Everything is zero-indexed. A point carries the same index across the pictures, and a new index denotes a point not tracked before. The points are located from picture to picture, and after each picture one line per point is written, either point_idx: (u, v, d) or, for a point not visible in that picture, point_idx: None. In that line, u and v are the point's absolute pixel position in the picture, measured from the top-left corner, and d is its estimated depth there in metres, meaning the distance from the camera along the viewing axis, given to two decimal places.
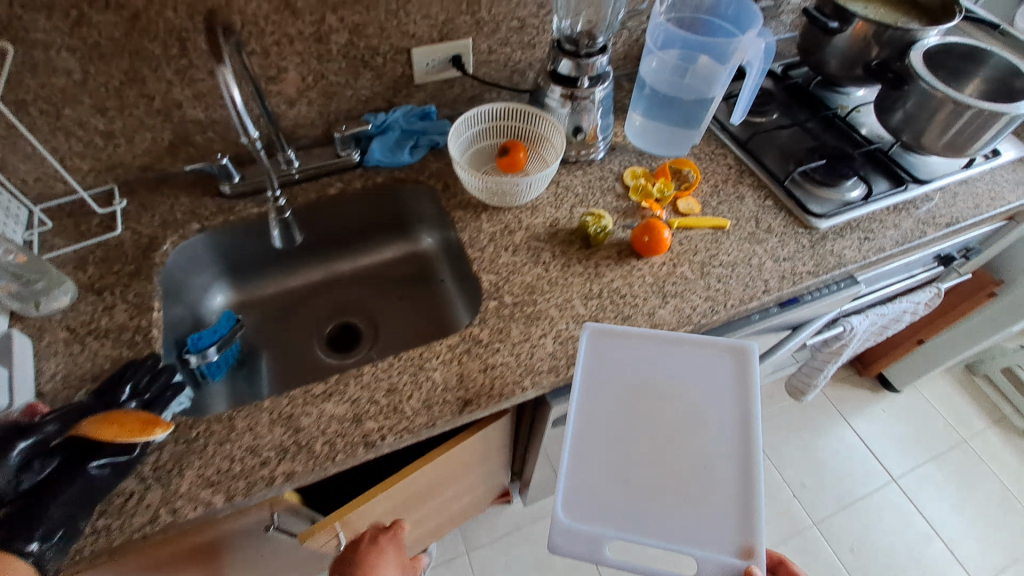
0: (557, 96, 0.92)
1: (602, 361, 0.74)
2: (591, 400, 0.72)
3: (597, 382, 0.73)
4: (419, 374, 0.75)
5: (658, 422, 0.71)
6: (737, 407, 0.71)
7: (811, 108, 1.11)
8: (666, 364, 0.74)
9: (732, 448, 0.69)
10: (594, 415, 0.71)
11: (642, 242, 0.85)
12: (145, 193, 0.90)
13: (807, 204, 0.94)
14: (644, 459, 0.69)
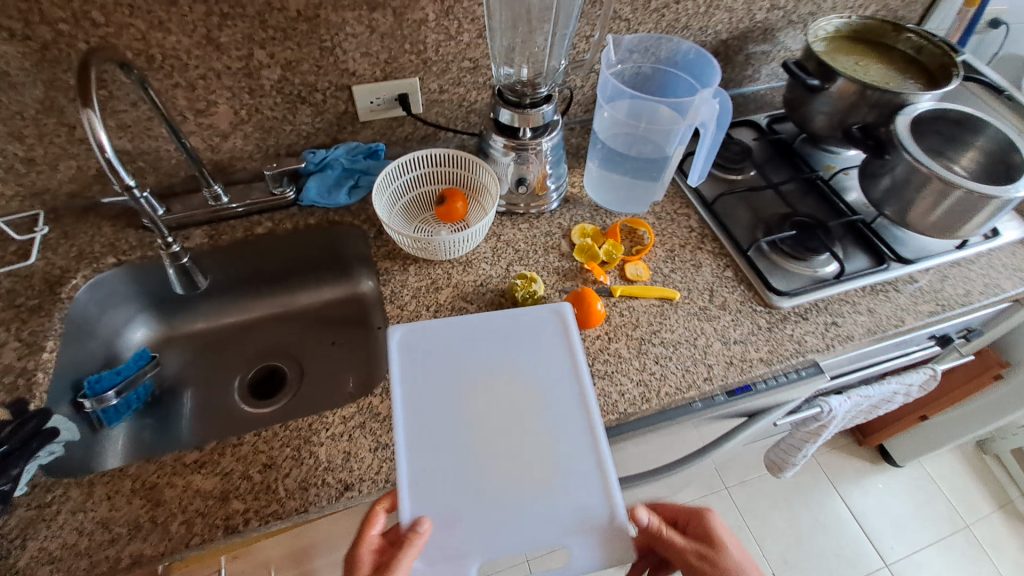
0: (499, 146, 0.85)
1: (428, 352, 0.69)
2: (414, 407, 0.65)
3: (423, 379, 0.67)
4: (302, 450, 0.67)
5: (491, 413, 0.66)
6: (566, 371, 0.69)
7: (792, 167, 1.03)
8: (485, 347, 0.70)
9: (569, 418, 0.66)
10: (422, 424, 0.64)
11: (571, 315, 0.78)
12: (70, 221, 0.89)
13: (772, 280, 0.85)
14: (485, 457, 0.63)
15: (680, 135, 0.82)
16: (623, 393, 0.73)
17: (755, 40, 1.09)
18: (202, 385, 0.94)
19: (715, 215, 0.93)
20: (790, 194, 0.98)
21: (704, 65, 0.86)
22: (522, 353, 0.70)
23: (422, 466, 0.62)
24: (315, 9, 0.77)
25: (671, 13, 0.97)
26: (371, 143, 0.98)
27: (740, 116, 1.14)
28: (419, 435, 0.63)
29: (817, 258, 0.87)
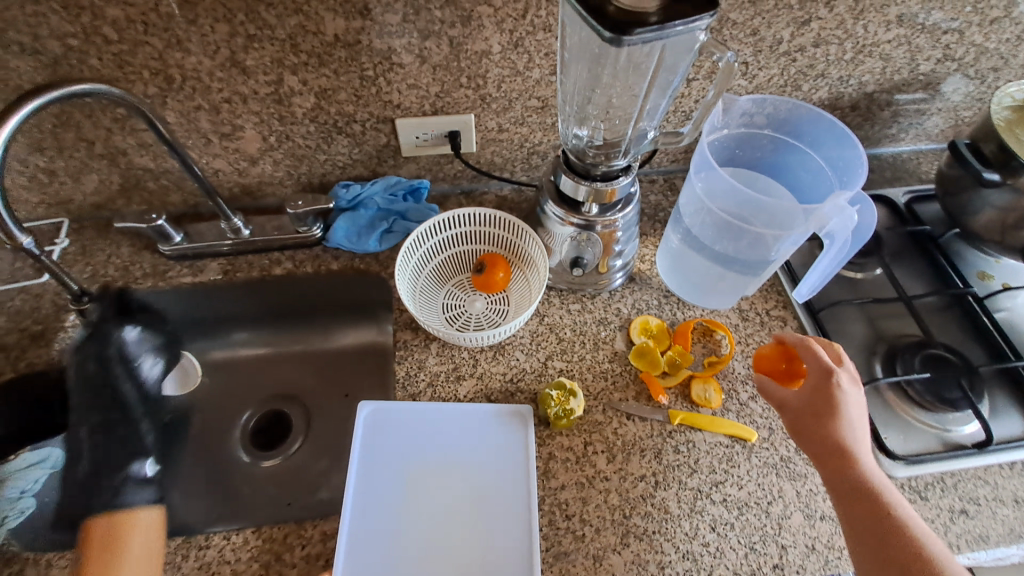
0: (555, 217, 0.70)
1: (384, 437, 0.65)
2: (368, 486, 0.62)
3: (370, 470, 0.63)
4: (272, 569, 0.58)
5: (439, 505, 0.61)
6: (518, 480, 0.63)
7: (928, 272, 0.81)
8: (447, 438, 0.66)
9: (509, 521, 0.60)
10: (372, 509, 0.61)
11: (775, 368, 0.67)
12: (92, 235, 0.83)
13: (888, 437, 0.66)
14: (422, 552, 0.58)
15: (792, 240, 0.64)
16: (663, 567, 0.58)
17: (912, 93, 0.84)
18: (202, 439, 0.82)
19: (823, 330, 0.73)
20: (925, 309, 0.77)
21: (844, 139, 0.66)
22: (479, 450, 0.65)
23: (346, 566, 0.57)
24: (356, 35, 0.65)
25: (806, 57, 0.75)
26: (415, 178, 0.86)
27: (870, 187, 0.91)
28: (360, 511, 0.60)
29: (952, 413, 0.67)
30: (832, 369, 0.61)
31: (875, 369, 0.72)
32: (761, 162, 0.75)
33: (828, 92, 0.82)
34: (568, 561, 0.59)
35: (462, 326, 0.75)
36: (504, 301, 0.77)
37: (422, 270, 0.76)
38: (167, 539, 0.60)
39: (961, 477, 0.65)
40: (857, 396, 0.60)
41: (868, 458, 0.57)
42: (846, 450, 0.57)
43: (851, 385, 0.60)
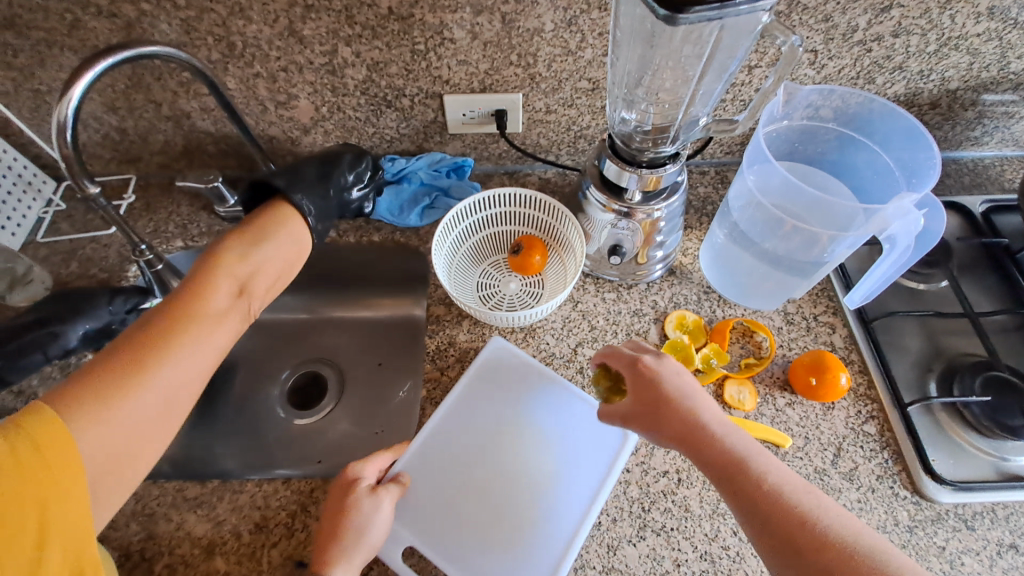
0: (598, 203, 0.68)
1: (497, 373, 0.69)
2: (466, 409, 0.67)
3: (471, 396, 0.68)
4: (297, 520, 0.60)
5: (515, 456, 0.64)
6: (595, 476, 0.62)
7: (1000, 289, 0.75)
8: (551, 409, 0.67)
9: (565, 503, 0.61)
10: (459, 427, 0.66)
11: (804, 383, 0.65)
12: (155, 192, 0.88)
13: (936, 460, 0.62)
14: (482, 485, 0.63)
15: (848, 243, 0.60)
16: (679, 565, 0.57)
17: (1001, 93, 0.77)
18: (244, 393, 0.86)
19: (874, 341, 0.69)
20: (991, 328, 0.71)
21: (917, 138, 0.61)
22: (578, 431, 0.65)
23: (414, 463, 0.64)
24: (410, 8, 0.65)
25: (883, 48, 0.70)
26: (460, 156, 0.86)
27: (942, 194, 0.84)
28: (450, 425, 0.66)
29: (1011, 442, 0.62)
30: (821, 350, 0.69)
31: (928, 387, 0.67)
32: (823, 159, 0.71)
33: (905, 86, 0.76)
34: (583, 548, 0.59)
35: (494, 306, 0.75)
36: (539, 284, 0.77)
37: (458, 247, 0.77)
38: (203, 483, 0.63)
39: (1014, 510, 0.60)
40: (678, 373, 0.57)
41: (732, 434, 0.52)
42: (693, 427, 0.53)
43: (670, 362, 0.58)
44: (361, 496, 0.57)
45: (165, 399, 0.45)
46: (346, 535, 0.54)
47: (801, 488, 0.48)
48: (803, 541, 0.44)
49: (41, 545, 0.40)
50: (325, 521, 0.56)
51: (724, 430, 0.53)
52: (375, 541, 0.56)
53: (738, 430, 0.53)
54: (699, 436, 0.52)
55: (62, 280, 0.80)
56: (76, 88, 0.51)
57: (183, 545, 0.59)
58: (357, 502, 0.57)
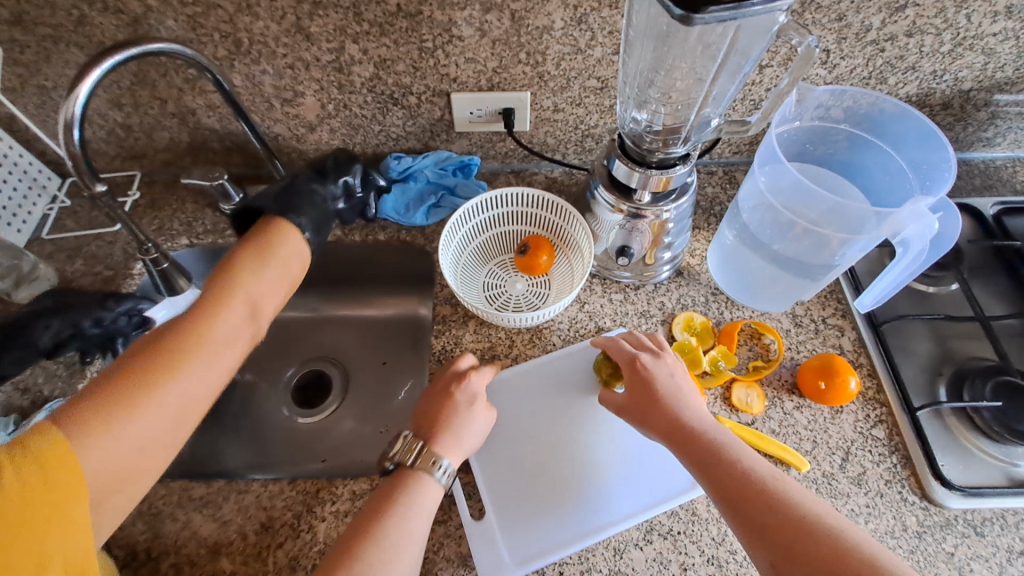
0: (606, 204, 0.67)
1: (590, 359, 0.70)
2: (570, 378, 0.69)
3: (558, 375, 0.69)
4: (302, 520, 0.60)
5: (597, 437, 0.65)
6: (665, 489, 0.61)
7: (1011, 293, 0.74)
8: None
9: (624, 494, 0.61)
10: (556, 389, 0.68)
11: (813, 386, 0.65)
12: (160, 189, 0.88)
13: (945, 465, 0.61)
14: (555, 448, 0.65)
15: (859, 246, 0.60)
16: (686, 569, 0.57)
17: (1015, 93, 0.76)
18: (248, 391, 0.86)
19: (883, 344, 0.69)
20: (1002, 332, 0.71)
21: (931, 140, 0.60)
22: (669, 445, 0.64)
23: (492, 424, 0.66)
24: (419, 5, 0.64)
25: (896, 47, 0.69)
26: (466, 154, 0.85)
27: (953, 195, 0.84)
28: (549, 383, 0.69)
29: (1022, 448, 0.62)
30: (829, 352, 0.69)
31: (938, 391, 0.66)
32: (833, 160, 0.70)
33: (917, 87, 0.75)
34: (589, 551, 0.58)
35: (500, 307, 0.75)
36: (546, 284, 0.77)
37: (465, 247, 0.76)
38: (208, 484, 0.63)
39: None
40: (668, 370, 0.60)
41: (712, 429, 0.55)
42: (673, 418, 0.56)
43: (661, 359, 0.61)
44: (475, 401, 0.61)
45: (176, 412, 0.47)
46: (458, 430, 0.58)
47: (781, 480, 0.50)
48: (768, 521, 0.46)
49: (45, 562, 0.38)
50: (438, 413, 0.59)
51: (705, 425, 0.55)
52: (476, 442, 0.60)
53: (720, 425, 0.56)
54: (679, 426, 0.56)
55: (67, 278, 0.79)
56: (82, 87, 0.51)
57: (189, 545, 0.59)
58: (469, 408, 0.60)
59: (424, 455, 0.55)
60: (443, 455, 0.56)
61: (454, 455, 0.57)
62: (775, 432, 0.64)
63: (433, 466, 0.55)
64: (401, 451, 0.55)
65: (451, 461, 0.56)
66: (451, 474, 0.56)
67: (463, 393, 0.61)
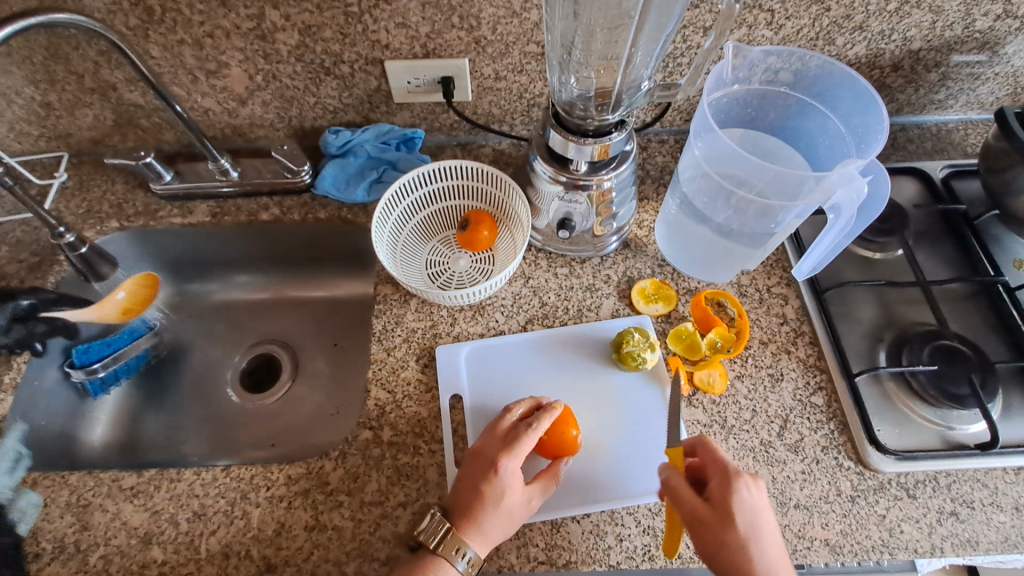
0: (544, 177, 0.65)
1: (591, 330, 0.69)
2: (578, 353, 0.67)
3: (557, 345, 0.68)
4: (236, 506, 0.59)
5: (588, 417, 0.63)
6: (638, 481, 0.60)
7: (954, 256, 0.74)
8: (647, 412, 0.63)
9: (596, 474, 0.60)
10: (564, 360, 0.67)
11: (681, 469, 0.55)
12: (89, 170, 0.84)
13: (881, 430, 0.62)
14: None
15: (796, 213, 0.59)
16: (621, 541, 0.57)
17: (966, 53, 0.75)
18: (194, 377, 0.84)
19: (825, 311, 0.68)
20: (944, 296, 0.71)
21: (871, 103, 0.59)
22: (654, 439, 0.62)
23: (482, 389, 0.65)
24: None
25: (842, 6, 0.67)
26: (409, 127, 0.82)
27: (904, 160, 0.83)
28: (555, 352, 0.67)
29: (957, 411, 0.62)
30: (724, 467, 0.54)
31: (878, 358, 0.67)
32: (783, 126, 0.68)
33: (866, 47, 0.73)
34: (526, 528, 0.58)
35: (443, 284, 0.74)
36: (489, 260, 0.75)
37: (405, 223, 0.75)
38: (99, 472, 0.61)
39: (956, 478, 0.60)
40: (759, 497, 0.53)
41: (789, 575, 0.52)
42: (747, 554, 0.50)
43: (748, 480, 0.54)
44: (508, 492, 0.54)
45: None
46: (484, 521, 0.53)
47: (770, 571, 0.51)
48: None
49: None
50: (467, 495, 0.54)
51: (770, 558, 0.51)
52: (506, 533, 0.54)
53: (785, 565, 0.52)
54: (751, 563, 0.50)
55: None
56: None
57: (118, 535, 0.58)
58: (507, 501, 0.54)
59: (448, 542, 0.52)
60: (468, 542, 0.53)
61: (483, 542, 0.53)
62: (715, 402, 0.64)
63: (458, 556, 0.52)
64: (427, 531, 0.53)
65: (477, 549, 0.53)
66: (475, 562, 0.53)
67: (495, 481, 0.54)
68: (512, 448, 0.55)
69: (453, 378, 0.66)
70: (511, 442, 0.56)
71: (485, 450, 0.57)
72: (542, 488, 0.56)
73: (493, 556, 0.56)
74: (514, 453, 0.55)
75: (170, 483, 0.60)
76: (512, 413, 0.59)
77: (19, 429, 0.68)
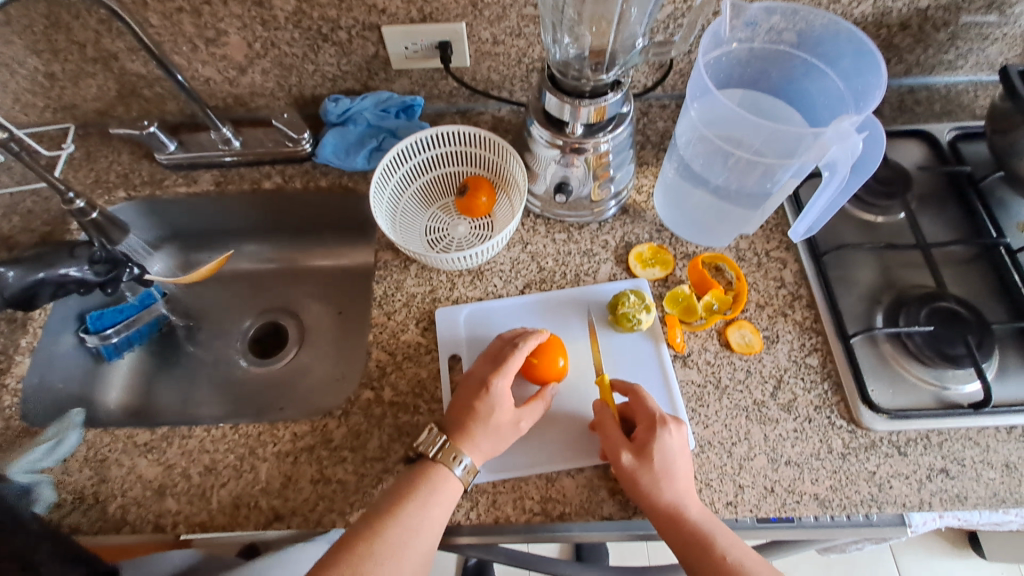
0: (541, 141, 0.66)
1: (590, 293, 0.70)
2: (575, 316, 0.68)
3: (556, 307, 0.69)
4: (245, 461, 0.62)
5: (584, 378, 0.64)
6: None
7: (958, 220, 0.73)
8: (641, 375, 0.64)
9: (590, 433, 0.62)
10: (561, 322, 0.68)
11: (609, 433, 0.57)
12: (95, 142, 0.85)
13: (874, 390, 0.62)
14: None
15: (793, 172, 0.59)
16: (613, 496, 0.59)
17: (975, 11, 0.73)
18: (203, 344, 0.86)
19: (822, 273, 0.68)
20: (944, 259, 0.71)
21: (873, 62, 0.58)
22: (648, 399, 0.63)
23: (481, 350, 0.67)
24: None
25: None
26: (408, 94, 0.82)
27: (910, 124, 0.81)
28: (552, 314, 0.69)
29: (952, 371, 0.63)
30: (653, 415, 0.57)
31: (874, 320, 0.67)
32: (785, 89, 0.67)
33: (872, 5, 0.71)
34: (523, 481, 0.60)
35: (443, 250, 0.75)
36: (488, 227, 0.76)
37: (404, 190, 0.76)
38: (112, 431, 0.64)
39: (949, 437, 0.61)
40: (679, 440, 0.56)
41: (700, 507, 0.55)
42: (661, 493, 0.54)
43: (671, 425, 0.57)
44: (499, 408, 0.58)
45: None
46: (476, 432, 0.57)
47: (687, 507, 0.54)
48: (687, 546, 0.53)
49: None
50: (460, 408, 0.59)
51: (681, 494, 0.54)
52: (500, 446, 0.58)
53: (697, 499, 0.55)
54: (663, 499, 0.54)
55: (5, 235, 0.78)
56: None
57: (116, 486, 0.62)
58: (498, 416, 0.58)
59: (446, 451, 0.56)
60: (465, 451, 0.56)
61: (478, 452, 0.57)
62: (710, 363, 0.65)
63: (454, 463, 0.56)
64: (425, 443, 0.57)
65: (473, 458, 0.57)
66: (471, 469, 0.56)
67: (485, 398, 0.58)
68: (500, 366, 0.59)
69: (453, 337, 0.68)
70: (500, 362, 0.59)
71: (477, 371, 0.61)
72: (531, 408, 0.59)
73: (490, 508, 0.59)
74: (504, 371, 0.58)
75: (183, 439, 0.63)
76: (503, 339, 0.63)
77: (37, 390, 0.71)
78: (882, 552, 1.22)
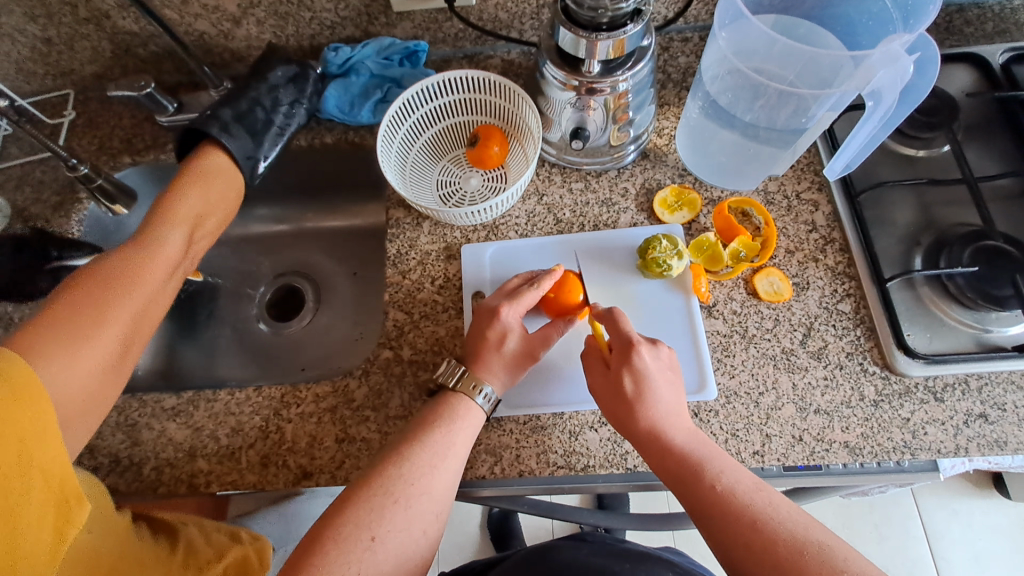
0: (556, 82, 0.61)
1: (615, 238, 0.67)
2: (598, 262, 0.66)
3: (577, 254, 0.67)
4: (270, 422, 0.62)
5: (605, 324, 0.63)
6: None
7: (1008, 150, 0.68)
8: (665, 324, 0.63)
9: None
10: (583, 268, 0.66)
11: (590, 362, 0.58)
12: (95, 106, 0.83)
13: (910, 335, 0.60)
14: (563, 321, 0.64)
15: (829, 104, 0.54)
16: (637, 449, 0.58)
17: None
18: (223, 308, 0.87)
19: (857, 214, 0.65)
20: (991, 194, 0.66)
21: None
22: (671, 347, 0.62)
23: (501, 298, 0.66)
24: None
25: None
26: (411, 39, 0.77)
27: (957, 47, 0.74)
28: (573, 260, 0.67)
29: (996, 313, 0.60)
30: (625, 338, 0.56)
31: (912, 261, 0.63)
32: (822, 15, 0.61)
33: None
34: (546, 436, 0.59)
35: (455, 204, 0.72)
36: (502, 178, 0.73)
37: (412, 142, 0.72)
38: (141, 399, 0.65)
39: (989, 381, 0.58)
40: (654, 362, 0.55)
41: (690, 434, 0.53)
42: (635, 417, 0.53)
43: (647, 348, 0.55)
44: (510, 336, 0.58)
45: (130, 318, 0.52)
46: (493, 363, 0.58)
47: (668, 432, 0.52)
48: (674, 474, 0.51)
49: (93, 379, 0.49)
50: (474, 342, 0.59)
51: (661, 418, 0.53)
52: (516, 377, 0.58)
53: (686, 428, 0.53)
54: (640, 422, 0.53)
55: (19, 207, 0.78)
56: None
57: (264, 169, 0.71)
58: (510, 345, 0.58)
59: (466, 381, 0.57)
60: (484, 381, 0.57)
61: (498, 382, 0.58)
62: (736, 312, 0.63)
63: (474, 392, 0.56)
64: (445, 374, 0.58)
65: (492, 388, 0.57)
66: (493, 399, 0.57)
67: (497, 325, 0.58)
68: (511, 299, 0.59)
69: (477, 277, 0.67)
70: (514, 296, 0.60)
71: (490, 302, 0.61)
72: (543, 337, 0.59)
73: (514, 462, 0.59)
74: (515, 303, 0.59)
75: (210, 402, 0.63)
76: (519, 277, 0.63)
77: None
78: (902, 494, 1.22)
